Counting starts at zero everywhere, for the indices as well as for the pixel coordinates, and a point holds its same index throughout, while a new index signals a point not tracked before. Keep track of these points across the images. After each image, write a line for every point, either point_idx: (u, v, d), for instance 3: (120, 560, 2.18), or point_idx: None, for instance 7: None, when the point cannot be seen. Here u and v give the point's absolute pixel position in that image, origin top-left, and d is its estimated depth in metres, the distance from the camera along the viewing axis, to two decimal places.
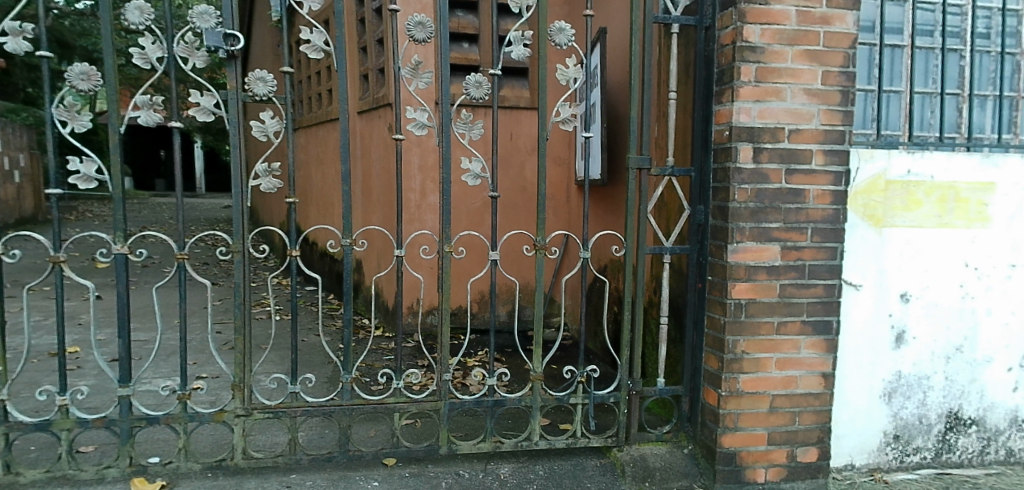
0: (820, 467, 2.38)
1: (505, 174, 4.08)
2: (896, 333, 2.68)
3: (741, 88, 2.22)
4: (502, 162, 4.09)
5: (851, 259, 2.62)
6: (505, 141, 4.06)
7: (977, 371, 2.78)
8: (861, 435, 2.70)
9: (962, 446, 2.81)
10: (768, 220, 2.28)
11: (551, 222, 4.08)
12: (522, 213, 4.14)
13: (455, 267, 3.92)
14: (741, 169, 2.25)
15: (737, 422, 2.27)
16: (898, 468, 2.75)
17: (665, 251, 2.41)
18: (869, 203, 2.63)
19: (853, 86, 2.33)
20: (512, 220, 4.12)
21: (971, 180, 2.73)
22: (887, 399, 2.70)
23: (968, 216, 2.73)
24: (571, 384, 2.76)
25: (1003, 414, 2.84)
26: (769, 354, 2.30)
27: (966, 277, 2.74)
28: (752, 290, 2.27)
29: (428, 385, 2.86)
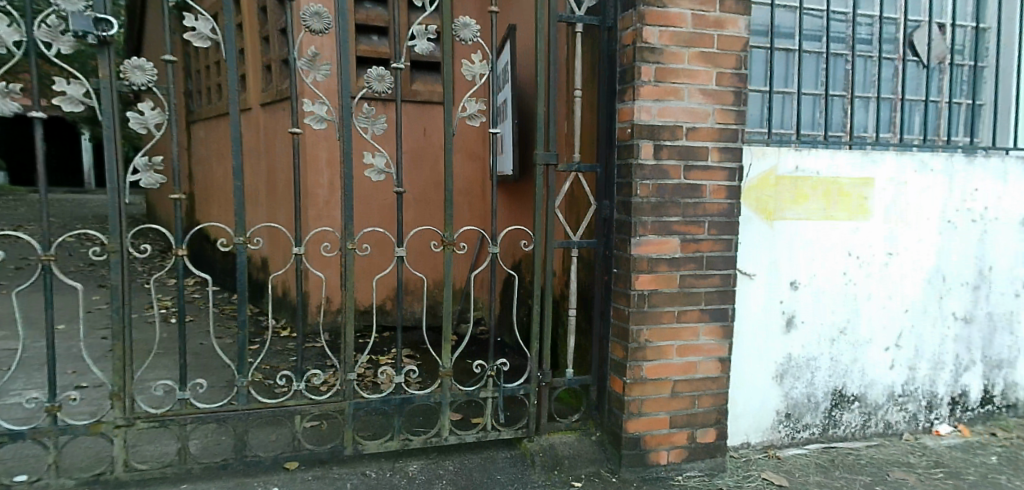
0: (718, 447, 2.53)
1: (421, 168, 4.07)
2: (787, 318, 2.88)
3: (642, 87, 2.31)
4: (418, 157, 4.06)
5: (746, 250, 2.78)
6: (421, 136, 4.04)
7: (859, 351, 3.04)
8: (756, 415, 2.87)
9: (846, 421, 3.06)
10: (668, 214, 2.39)
11: (466, 216, 4.12)
12: (437, 208, 4.14)
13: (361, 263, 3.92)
14: (643, 165, 2.33)
15: (641, 408, 2.37)
16: (789, 444, 2.94)
17: (572, 245, 2.47)
18: (762, 198, 2.80)
19: (745, 87, 2.48)
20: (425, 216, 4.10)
21: (852, 176, 2.96)
22: (779, 380, 2.89)
23: (850, 208, 2.96)
24: (480, 379, 2.80)
25: (881, 390, 3.13)
26: (671, 341, 2.41)
27: (849, 265, 2.98)
28: (654, 281, 2.37)
29: (333, 384, 2.82)
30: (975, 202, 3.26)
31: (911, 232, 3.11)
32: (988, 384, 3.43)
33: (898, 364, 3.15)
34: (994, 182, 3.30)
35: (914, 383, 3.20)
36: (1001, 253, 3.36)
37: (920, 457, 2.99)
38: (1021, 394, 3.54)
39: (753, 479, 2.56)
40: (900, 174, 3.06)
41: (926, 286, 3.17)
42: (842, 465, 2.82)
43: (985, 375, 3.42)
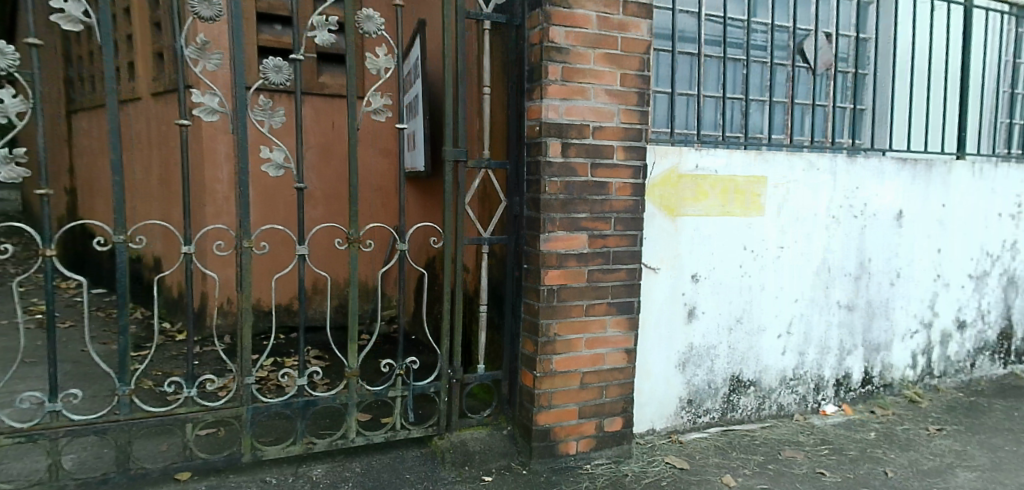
0: (625, 435, 2.63)
1: (329, 165, 3.99)
2: (689, 309, 3.03)
3: (549, 86, 2.35)
4: (325, 152, 3.98)
5: (651, 245, 2.90)
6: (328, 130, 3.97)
7: (754, 339, 3.25)
8: (660, 403, 3.00)
9: (743, 405, 3.26)
10: (577, 210, 2.45)
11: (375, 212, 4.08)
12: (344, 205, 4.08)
13: (257, 263, 3.82)
14: (551, 163, 2.38)
15: (551, 400, 2.42)
16: (691, 429, 3.09)
17: (483, 241, 2.48)
18: (665, 195, 2.92)
19: (648, 88, 2.57)
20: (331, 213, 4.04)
21: (747, 174, 3.14)
22: (682, 368, 3.04)
23: (745, 205, 3.14)
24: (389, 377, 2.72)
25: (774, 374, 3.35)
26: (580, 334, 2.48)
27: (745, 258, 3.17)
28: (563, 276, 2.42)
29: (228, 388, 2.73)
30: (855, 199, 3.55)
31: (800, 227, 3.34)
32: (867, 365, 3.75)
33: (789, 350, 3.38)
34: (871, 180, 3.61)
35: (803, 367, 3.46)
36: (878, 245, 3.68)
37: (808, 435, 3.24)
38: (895, 374, 3.90)
39: (657, 464, 2.68)
40: (791, 173, 3.29)
41: (814, 277, 3.43)
42: (738, 446, 2.99)
43: (865, 358, 3.74)
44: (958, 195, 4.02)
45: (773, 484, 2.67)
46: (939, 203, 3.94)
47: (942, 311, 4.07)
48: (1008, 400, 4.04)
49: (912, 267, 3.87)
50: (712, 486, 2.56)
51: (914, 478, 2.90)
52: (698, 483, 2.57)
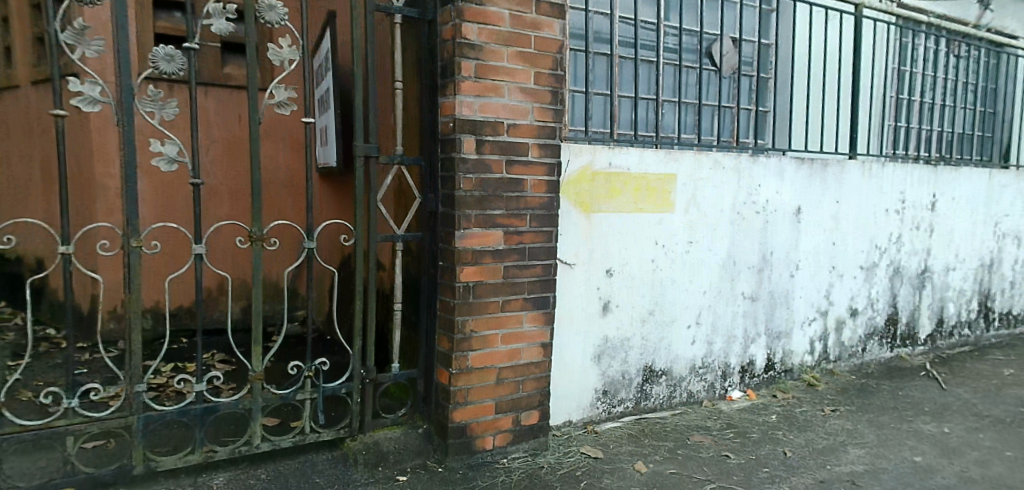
0: (541, 428, 2.68)
1: (230, 158, 4.05)
2: (603, 303, 3.12)
3: (462, 82, 2.35)
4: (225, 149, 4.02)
5: (566, 240, 2.96)
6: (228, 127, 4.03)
7: (665, 330, 3.39)
8: (576, 395, 3.07)
9: (655, 394, 3.39)
10: (492, 207, 2.46)
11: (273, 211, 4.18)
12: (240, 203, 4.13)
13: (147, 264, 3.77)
14: (465, 159, 2.38)
15: (467, 397, 2.42)
16: (606, 419, 3.19)
17: (396, 238, 2.44)
18: (579, 192, 2.99)
19: (562, 87, 2.62)
20: (228, 208, 4.10)
21: (658, 172, 3.26)
22: (597, 360, 3.13)
23: (656, 201, 3.27)
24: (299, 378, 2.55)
25: (685, 364, 3.51)
26: (496, 330, 2.50)
27: (656, 253, 3.30)
28: (478, 273, 2.43)
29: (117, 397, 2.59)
30: (758, 196, 3.77)
31: (707, 223, 3.51)
32: (770, 352, 3.99)
33: (698, 339, 3.56)
34: (773, 179, 3.83)
35: (711, 356, 3.64)
36: (779, 239, 3.93)
37: (715, 420, 3.41)
38: (795, 359, 4.18)
39: (572, 455, 2.75)
40: (699, 171, 3.44)
41: (720, 270, 3.62)
42: (650, 434, 3.11)
43: (768, 345, 3.98)
44: (849, 192, 4.34)
45: (682, 468, 2.80)
46: (833, 199, 4.24)
47: (836, 300, 4.39)
48: (893, 381, 4.41)
49: (809, 259, 4.15)
50: (625, 473, 2.65)
51: (810, 456, 3.12)
52: (612, 471, 2.65)
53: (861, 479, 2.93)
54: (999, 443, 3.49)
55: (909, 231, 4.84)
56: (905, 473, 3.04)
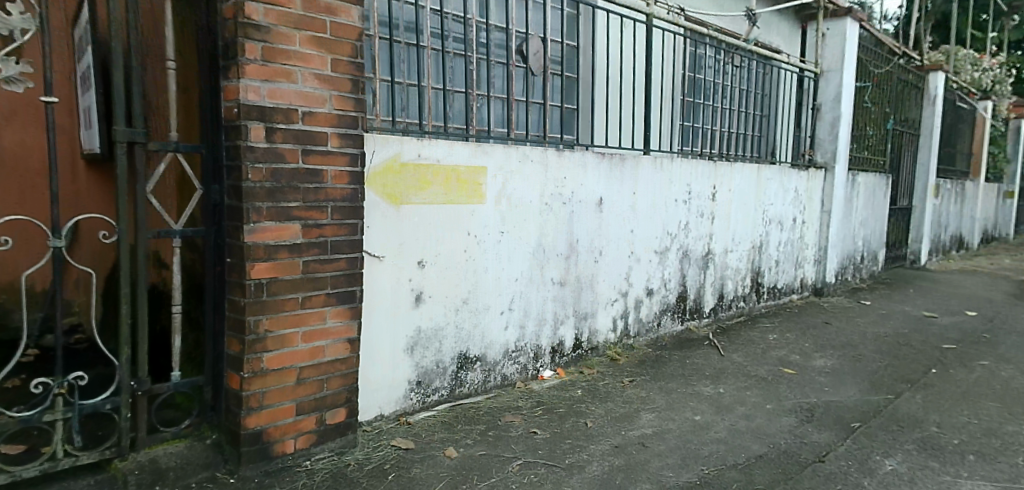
0: (348, 425, 2.63)
1: None
2: (415, 294, 3.13)
3: (247, 66, 2.20)
4: None
5: (374, 232, 2.90)
6: None
7: (478, 317, 3.50)
8: (388, 388, 3.05)
9: (469, 380, 3.49)
10: (286, 199, 2.33)
11: None
12: None
13: None
14: (253, 148, 2.23)
15: (262, 401, 2.30)
16: (420, 409, 3.21)
17: (172, 234, 2.24)
18: (387, 183, 2.95)
19: (362, 76, 2.57)
20: None
21: (467, 165, 3.33)
22: (410, 352, 3.13)
23: (467, 193, 3.34)
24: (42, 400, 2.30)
25: (498, 349, 3.66)
26: (295, 328, 2.38)
27: (469, 243, 3.39)
28: (272, 269, 2.30)
29: None
30: (564, 188, 4.02)
31: (517, 214, 3.68)
32: (577, 332, 4.31)
33: (510, 324, 3.73)
34: (577, 172, 4.11)
35: (523, 339, 3.83)
36: (583, 228, 4.24)
37: (527, 399, 3.60)
38: (599, 337, 4.55)
39: (382, 449, 2.74)
40: (508, 164, 3.58)
41: (530, 258, 3.82)
42: (464, 419, 3.20)
43: (575, 326, 4.29)
44: (645, 185, 4.82)
45: (491, 449, 2.92)
46: (631, 191, 4.67)
47: (635, 282, 4.86)
48: (682, 351, 5.00)
49: (611, 245, 4.54)
50: (435, 460, 2.70)
51: (608, 424, 3.43)
52: (421, 460, 2.68)
53: (649, 440, 3.29)
54: (760, 398, 4.13)
55: (695, 218, 5.51)
56: (685, 431, 3.48)
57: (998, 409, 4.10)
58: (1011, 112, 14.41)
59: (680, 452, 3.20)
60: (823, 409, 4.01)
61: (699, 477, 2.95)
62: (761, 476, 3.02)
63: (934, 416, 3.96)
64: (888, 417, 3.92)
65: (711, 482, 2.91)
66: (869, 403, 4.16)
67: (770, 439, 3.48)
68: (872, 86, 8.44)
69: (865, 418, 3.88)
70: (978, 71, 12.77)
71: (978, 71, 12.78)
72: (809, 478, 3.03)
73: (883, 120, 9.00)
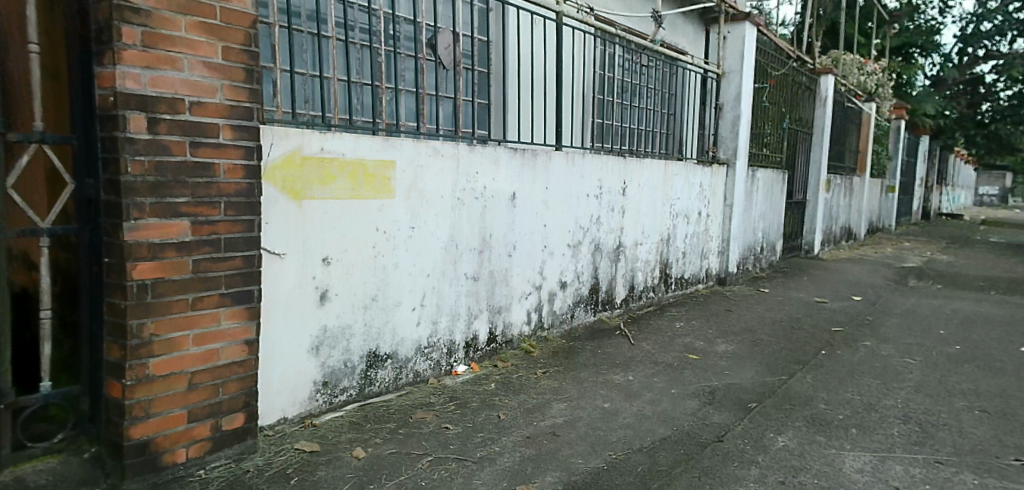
0: (247, 430, 2.54)
1: None
2: (320, 292, 3.04)
3: (124, 51, 2.05)
4: None
5: (273, 228, 2.79)
6: None
7: (388, 314, 3.44)
8: (292, 389, 2.96)
9: (380, 378, 3.44)
10: (173, 195, 2.20)
11: None
12: None
13: None
14: (133, 140, 2.09)
15: (148, 409, 2.18)
16: (327, 410, 3.13)
17: (39, 233, 2.12)
18: (287, 178, 2.84)
19: (257, 66, 2.46)
20: None
21: (375, 159, 3.26)
22: (315, 352, 3.04)
23: (374, 188, 3.27)
24: None
25: (410, 345, 3.62)
26: (185, 331, 2.26)
27: (377, 239, 3.32)
28: (157, 269, 2.16)
29: None
30: (476, 183, 4.02)
31: (429, 209, 3.64)
32: (491, 326, 4.34)
33: (422, 320, 3.70)
34: (489, 166, 4.12)
35: (436, 335, 3.82)
36: (496, 223, 4.26)
37: (439, 395, 3.59)
38: (513, 331, 4.61)
39: (284, 453, 2.68)
40: (417, 158, 3.54)
41: (442, 253, 3.80)
42: (373, 418, 3.15)
43: (489, 320, 4.32)
44: (557, 180, 4.90)
45: (401, 446, 2.89)
46: (543, 186, 4.74)
47: (549, 275, 4.96)
48: (594, 341, 5.15)
49: (524, 240, 4.59)
50: (341, 462, 2.66)
51: (520, 416, 3.47)
52: (326, 462, 2.64)
53: (560, 429, 3.37)
54: (666, 383, 4.33)
55: (606, 213, 5.68)
56: (595, 419, 3.59)
57: (876, 385, 4.51)
58: (891, 114, 15.79)
59: (589, 439, 3.29)
60: (724, 392, 4.25)
61: (607, 463, 3.05)
62: (665, 458, 3.17)
63: (822, 394, 4.29)
64: (781, 396, 4.21)
65: (618, 466, 3.02)
66: (765, 384, 4.45)
67: (674, 422, 3.65)
68: (769, 87, 9.00)
69: (760, 398, 4.15)
70: (863, 75, 13.89)
71: (863, 75, 13.90)
72: (709, 458, 3.21)
73: (780, 119, 9.61)
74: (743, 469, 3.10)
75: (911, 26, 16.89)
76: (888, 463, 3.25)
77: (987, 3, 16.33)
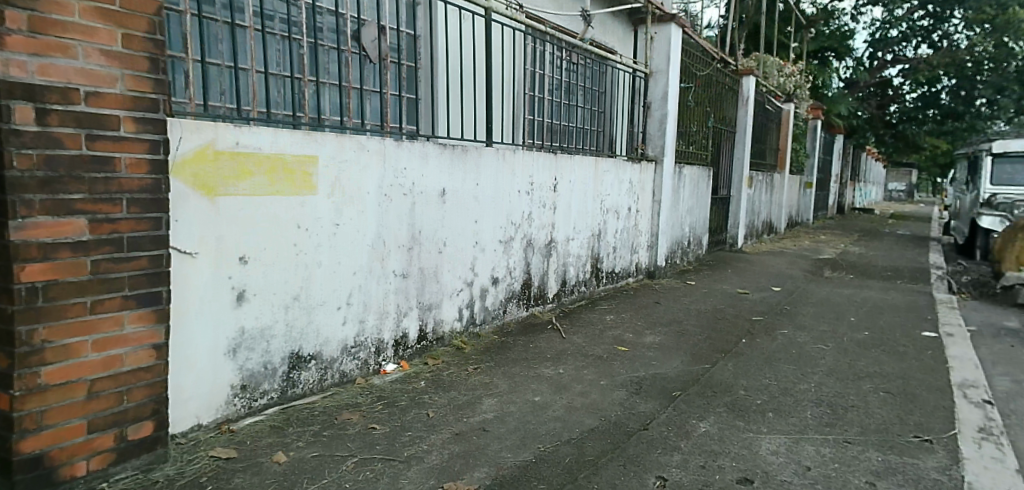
0: (156, 439, 2.43)
1: None
2: (237, 293, 2.92)
3: (7, 36, 1.89)
4: None
5: (184, 227, 2.66)
6: None
7: (312, 314, 3.36)
8: (207, 395, 2.84)
9: (303, 380, 3.35)
10: (67, 191, 2.06)
11: None
12: None
13: None
14: (20, 132, 1.94)
15: (40, 421, 2.03)
16: (245, 415, 3.03)
17: None
18: (198, 173, 2.71)
19: (163, 55, 2.33)
20: None
21: (295, 154, 3.15)
22: (232, 355, 2.92)
23: (295, 184, 3.17)
24: None
25: (336, 345, 3.54)
26: (84, 337, 2.13)
27: (298, 236, 3.23)
28: (49, 271, 2.02)
29: None
30: (404, 179, 3.96)
31: (354, 205, 3.56)
32: (421, 323, 4.30)
33: (348, 319, 3.62)
34: (417, 162, 4.06)
35: (363, 334, 3.75)
36: (426, 219, 4.22)
37: (366, 395, 3.53)
38: (445, 327, 4.58)
39: (198, 461, 2.58)
40: (341, 153, 3.44)
41: (369, 250, 3.73)
42: (295, 421, 3.07)
43: (419, 317, 4.28)
44: (488, 175, 4.90)
45: (325, 449, 2.83)
46: (474, 182, 4.73)
47: (480, 271, 4.96)
48: (526, 336, 5.20)
49: (454, 236, 4.57)
50: (259, 468, 2.58)
51: (449, 413, 3.46)
52: (244, 469, 2.56)
53: (490, 425, 3.38)
54: (595, 375, 4.42)
55: (538, 209, 5.73)
56: (524, 412, 3.62)
57: (791, 371, 4.77)
58: (808, 114, 16.72)
59: (519, 433, 3.32)
60: (650, 381, 4.39)
61: (536, 455, 3.08)
62: (592, 448, 3.24)
63: (742, 380, 4.51)
64: (704, 384, 4.39)
65: (547, 459, 3.06)
66: (689, 373, 4.63)
67: (602, 413, 3.74)
68: (695, 87, 9.33)
69: (685, 387, 4.31)
70: (782, 77, 14.63)
71: (782, 77, 14.63)
72: (634, 446, 3.30)
73: (705, 118, 9.99)
74: (667, 456, 3.21)
75: (826, 31, 17.91)
76: (800, 445, 3.44)
77: (893, 11, 17.52)
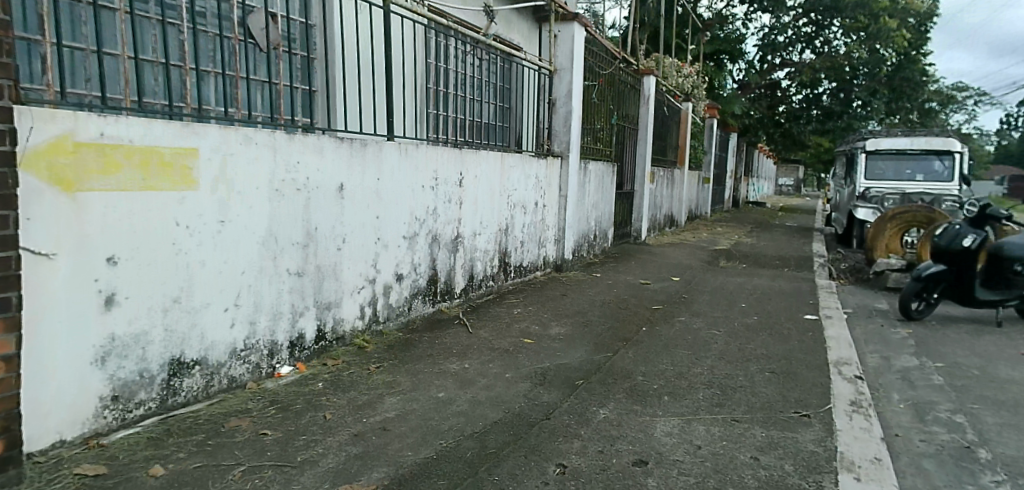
0: (8, 458, 2.27)
1: None
2: (105, 297, 2.70)
3: None
4: None
5: (39, 225, 2.42)
6: None
7: (194, 316, 3.16)
8: (71, 408, 2.60)
9: (186, 387, 3.15)
10: None
11: None
12: None
13: None
14: None
15: None
16: (118, 427, 2.81)
17: None
18: (55, 167, 2.47)
19: (9, 36, 2.13)
20: None
21: (172, 146, 2.94)
22: (101, 364, 2.70)
23: (172, 179, 2.96)
24: None
25: (223, 349, 3.36)
26: None
27: (177, 235, 3.03)
28: None
29: None
30: (298, 173, 3.80)
31: (241, 201, 3.38)
32: (318, 323, 4.16)
33: (237, 321, 3.44)
34: (313, 156, 3.91)
35: (254, 336, 3.58)
36: (322, 215, 4.07)
37: (257, 400, 3.37)
38: (345, 326, 4.46)
39: (60, 480, 2.38)
40: (226, 146, 3.25)
41: (259, 248, 3.56)
42: (177, 431, 2.89)
43: (316, 317, 4.13)
44: (389, 170, 4.80)
45: (210, 459, 2.69)
46: (374, 177, 4.62)
47: (383, 268, 4.87)
48: (432, 332, 5.17)
49: (354, 232, 4.45)
50: (132, 483, 2.42)
51: (348, 414, 3.38)
52: (114, 485, 2.39)
53: (391, 424, 3.33)
54: (501, 368, 4.47)
55: (442, 204, 5.69)
56: (427, 409, 3.60)
57: (686, 356, 5.04)
58: (704, 113, 17.69)
59: (421, 430, 3.30)
60: (554, 372, 4.50)
61: (437, 452, 3.07)
62: (495, 441, 3.27)
63: (641, 367, 4.71)
64: (606, 372, 4.55)
65: (448, 454, 3.06)
66: (592, 361, 4.79)
67: (506, 405, 3.79)
68: (599, 86, 9.61)
69: (587, 375, 4.45)
70: (681, 78, 15.37)
71: (681, 77, 15.38)
72: (536, 436, 3.37)
73: (609, 115, 10.33)
74: (567, 443, 3.30)
75: (721, 35, 19.00)
76: (692, 425, 3.65)
77: (779, 19, 18.84)
